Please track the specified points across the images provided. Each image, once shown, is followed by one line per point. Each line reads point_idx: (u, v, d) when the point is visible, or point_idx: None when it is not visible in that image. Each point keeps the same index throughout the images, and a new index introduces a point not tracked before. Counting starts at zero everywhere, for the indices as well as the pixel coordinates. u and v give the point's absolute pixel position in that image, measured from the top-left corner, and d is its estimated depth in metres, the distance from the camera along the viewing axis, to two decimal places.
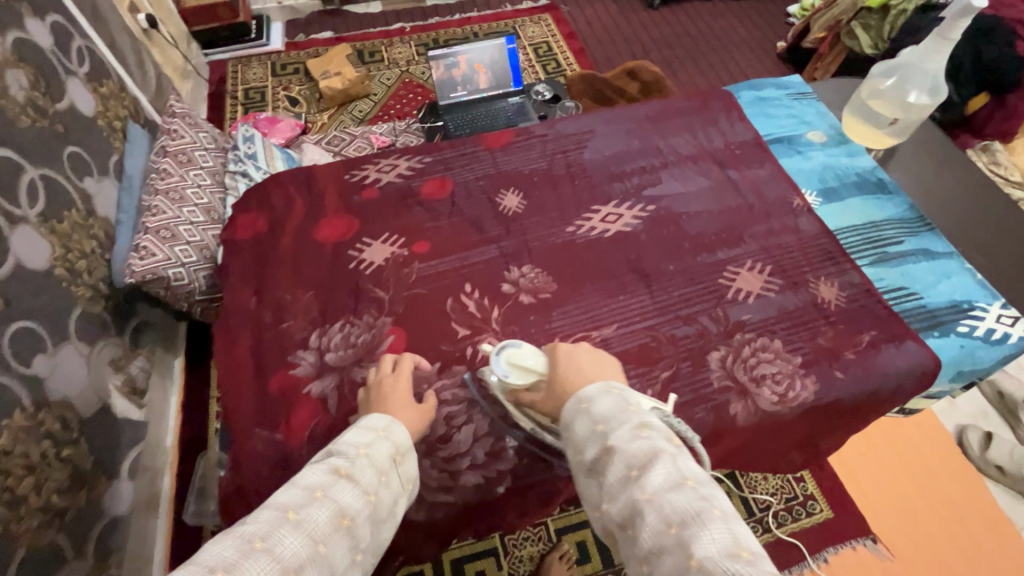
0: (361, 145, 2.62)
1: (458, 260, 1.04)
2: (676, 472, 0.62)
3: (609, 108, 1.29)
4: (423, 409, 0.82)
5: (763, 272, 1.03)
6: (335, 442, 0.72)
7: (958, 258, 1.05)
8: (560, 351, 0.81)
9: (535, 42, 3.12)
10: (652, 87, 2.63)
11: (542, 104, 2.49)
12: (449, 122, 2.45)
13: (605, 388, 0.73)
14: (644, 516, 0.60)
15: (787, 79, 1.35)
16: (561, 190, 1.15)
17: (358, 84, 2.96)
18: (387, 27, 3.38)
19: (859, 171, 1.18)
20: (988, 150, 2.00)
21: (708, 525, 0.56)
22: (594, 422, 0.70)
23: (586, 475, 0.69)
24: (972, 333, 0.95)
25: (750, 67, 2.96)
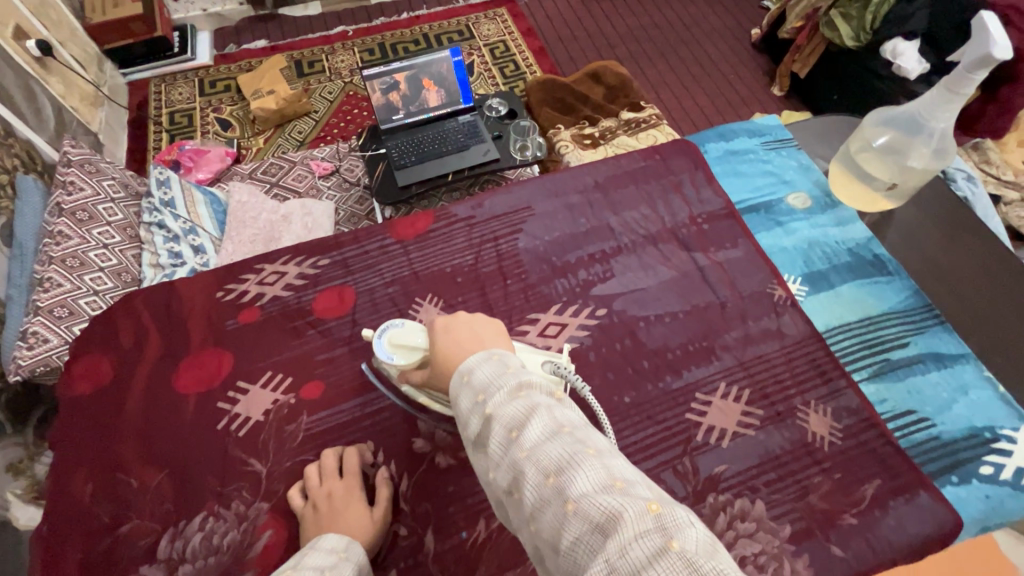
0: (302, 175, 2.11)
1: (358, 408, 0.82)
2: (554, 419, 0.51)
3: (550, 173, 1.07)
4: (377, 517, 0.71)
5: (740, 398, 0.83)
6: (291, 568, 0.59)
7: (975, 363, 0.86)
8: (436, 325, 0.69)
9: (490, 42, 2.73)
10: (617, 92, 2.33)
11: (498, 120, 2.11)
12: (392, 151, 1.98)
13: (485, 355, 0.60)
14: (523, 475, 0.48)
15: (760, 123, 1.14)
16: (492, 295, 0.93)
17: (296, 102, 2.38)
18: (328, 31, 2.75)
19: (852, 245, 0.98)
20: (978, 147, 1.82)
21: (584, 466, 0.46)
22: (474, 392, 0.57)
23: (468, 447, 0.56)
24: (998, 476, 0.77)
25: (725, 60, 2.67)
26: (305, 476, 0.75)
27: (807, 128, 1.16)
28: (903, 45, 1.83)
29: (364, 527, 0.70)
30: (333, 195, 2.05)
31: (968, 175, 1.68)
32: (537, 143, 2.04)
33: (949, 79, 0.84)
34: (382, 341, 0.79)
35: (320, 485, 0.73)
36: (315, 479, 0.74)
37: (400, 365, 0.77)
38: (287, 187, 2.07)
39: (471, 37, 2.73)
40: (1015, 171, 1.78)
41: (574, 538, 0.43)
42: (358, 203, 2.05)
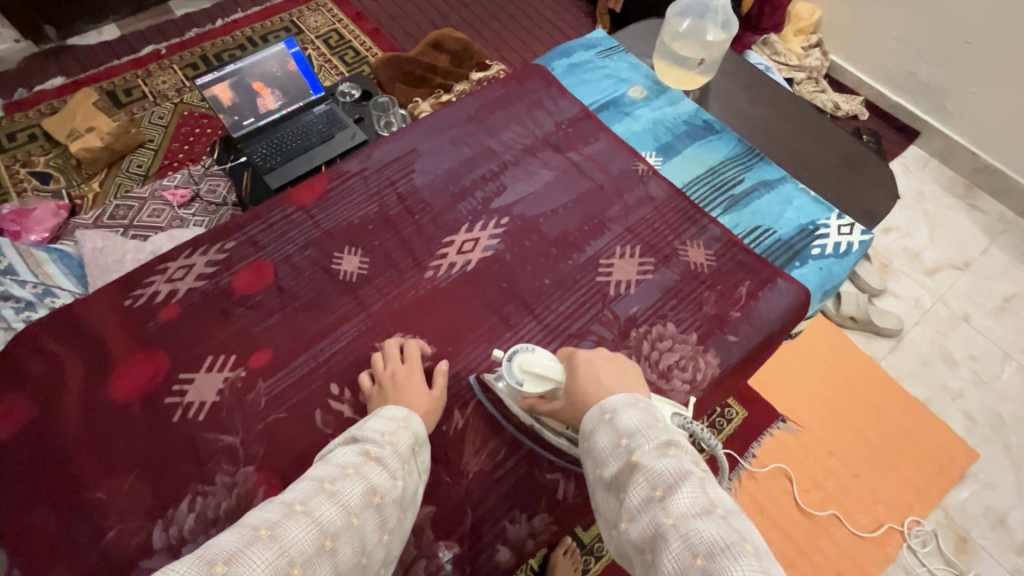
0: (158, 209, 1.96)
1: (312, 358, 0.86)
2: (707, 498, 0.56)
3: (425, 116, 1.14)
4: (436, 395, 0.80)
5: (634, 253, 0.99)
6: (358, 428, 0.71)
7: (792, 181, 1.10)
8: (577, 358, 0.76)
9: (322, 33, 2.65)
10: (461, 56, 2.45)
11: (355, 105, 2.09)
12: (253, 156, 1.82)
13: (630, 399, 0.68)
14: (666, 541, 0.53)
15: (590, 37, 1.30)
16: (405, 231, 1.00)
17: (124, 134, 2.11)
18: (136, 53, 2.39)
19: (685, 117, 1.18)
20: (767, 43, 2.15)
21: (740, 559, 0.49)
22: (619, 436, 0.64)
23: (606, 493, 0.64)
24: (824, 252, 1.01)
25: (548, 10, 2.87)
26: (371, 362, 0.84)
27: (631, 33, 1.33)
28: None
29: (425, 400, 0.78)
30: (201, 221, 1.92)
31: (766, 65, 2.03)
32: (400, 115, 2.09)
33: None
34: (511, 367, 0.78)
35: (384, 367, 0.82)
36: (381, 363, 0.83)
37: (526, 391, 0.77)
38: (145, 224, 1.92)
39: (300, 32, 2.63)
40: (799, 56, 2.15)
41: None
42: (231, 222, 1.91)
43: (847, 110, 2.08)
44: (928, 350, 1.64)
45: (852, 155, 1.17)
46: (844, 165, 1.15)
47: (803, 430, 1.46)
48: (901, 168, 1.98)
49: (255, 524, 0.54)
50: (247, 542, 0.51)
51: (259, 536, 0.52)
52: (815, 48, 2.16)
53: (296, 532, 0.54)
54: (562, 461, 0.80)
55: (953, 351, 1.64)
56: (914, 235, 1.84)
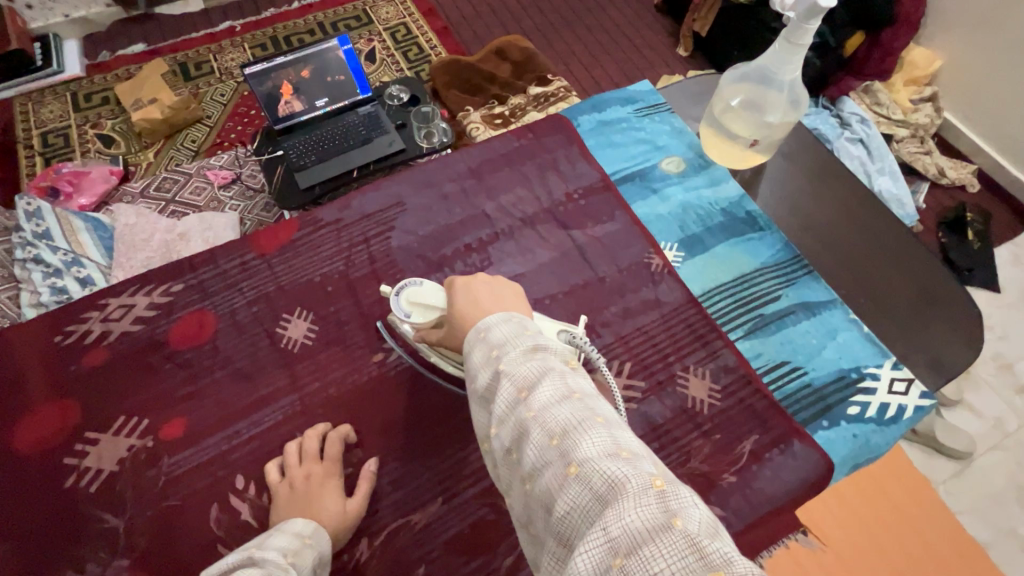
0: (201, 187, 1.86)
1: (225, 440, 0.77)
2: (568, 386, 0.52)
3: (421, 164, 1.01)
4: (352, 508, 0.70)
5: (623, 371, 0.83)
6: (254, 547, 0.59)
7: (841, 308, 0.89)
8: (457, 283, 0.69)
9: (390, 26, 2.50)
10: (523, 67, 2.24)
11: (400, 109, 1.91)
12: (290, 150, 1.73)
13: (506, 317, 0.61)
14: (528, 435, 0.49)
15: (632, 90, 1.12)
16: (365, 301, 0.88)
17: (184, 110, 2.04)
18: (212, 28, 2.36)
19: (724, 204, 0.99)
20: (868, 91, 1.85)
21: (592, 431, 0.46)
22: (490, 349, 0.58)
23: (477, 404, 0.58)
24: (863, 414, 0.80)
25: (631, 25, 2.63)
26: (284, 453, 0.74)
27: (680, 91, 1.16)
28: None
29: (338, 514, 0.68)
30: (235, 205, 1.80)
31: (862, 117, 1.77)
32: (443, 128, 1.87)
33: (787, 32, 0.84)
34: (400, 300, 0.78)
35: (298, 464, 0.72)
36: (294, 458, 0.73)
37: (416, 322, 0.76)
38: (184, 202, 1.82)
39: (368, 23, 2.50)
40: (906, 109, 1.84)
41: (572, 499, 0.43)
42: (261, 213, 1.79)
43: (954, 180, 1.77)
44: (999, 490, 1.36)
45: (933, 283, 0.93)
46: (919, 295, 0.92)
47: (827, 549, 1.21)
48: (1011, 256, 1.67)
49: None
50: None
51: None
52: (926, 103, 1.85)
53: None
54: None
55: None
56: (1011, 341, 1.55)
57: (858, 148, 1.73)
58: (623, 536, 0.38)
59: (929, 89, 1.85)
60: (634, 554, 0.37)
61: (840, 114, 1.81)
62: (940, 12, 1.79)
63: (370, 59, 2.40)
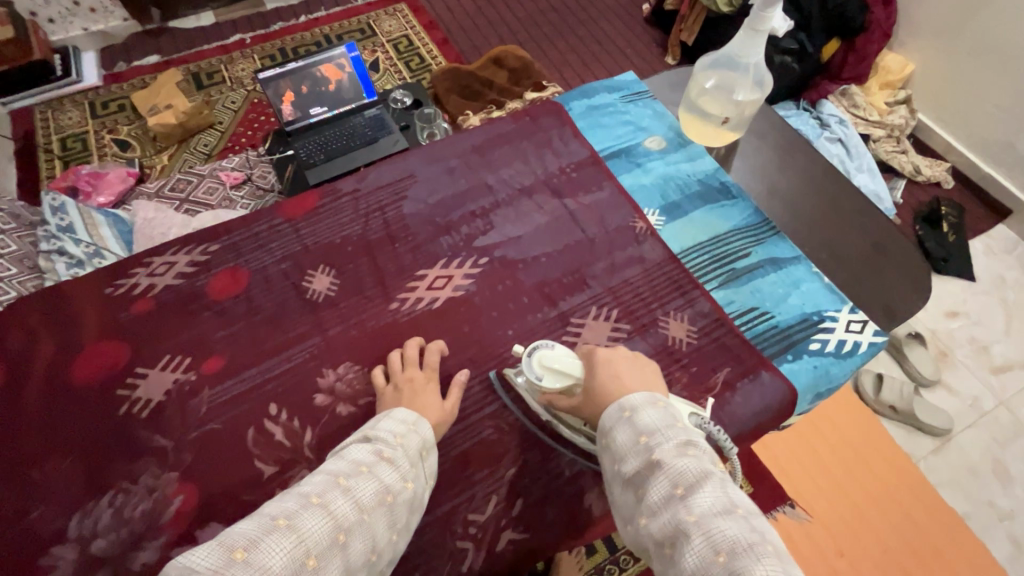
0: (213, 187, 1.98)
1: (258, 375, 0.86)
2: (728, 499, 0.56)
3: (429, 143, 1.13)
4: (448, 407, 0.80)
5: (610, 317, 0.93)
6: (370, 429, 0.72)
7: (805, 262, 1.00)
8: (598, 356, 0.76)
9: (392, 37, 2.66)
10: (520, 74, 2.40)
11: (403, 112, 2.07)
12: (300, 150, 1.86)
13: (651, 399, 0.69)
14: (687, 537, 0.54)
15: (619, 79, 1.25)
16: (380, 258, 0.99)
17: (197, 115, 2.17)
18: (223, 41, 2.50)
19: (700, 177, 1.11)
20: (846, 94, 1.99)
21: (762, 559, 0.49)
22: (637, 434, 0.65)
23: (623, 487, 0.64)
24: (824, 349, 0.91)
25: (619, 37, 2.78)
26: (388, 360, 0.87)
27: (665, 80, 1.27)
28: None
29: (438, 410, 0.79)
30: (247, 204, 1.93)
31: (840, 118, 1.91)
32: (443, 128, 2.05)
33: (751, 20, 0.95)
34: (532, 363, 0.80)
35: (401, 369, 0.84)
36: (398, 363, 0.85)
37: (547, 387, 0.79)
38: (198, 201, 1.94)
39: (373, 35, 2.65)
40: (881, 112, 1.98)
41: None
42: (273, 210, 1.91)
43: (930, 177, 1.90)
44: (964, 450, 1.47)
45: (885, 241, 1.04)
46: (873, 250, 1.03)
47: (812, 521, 1.30)
48: (983, 247, 1.80)
49: (273, 514, 0.55)
50: (266, 531, 0.52)
51: (276, 526, 0.53)
52: (902, 105, 1.99)
53: (314, 522, 0.55)
54: (476, 529, 0.76)
55: (1009, 465, 1.46)
56: (984, 325, 1.66)
57: (836, 146, 1.86)
58: None
59: (903, 93, 2.00)
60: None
61: (820, 116, 1.95)
62: (910, 20, 1.92)
63: (375, 68, 2.55)
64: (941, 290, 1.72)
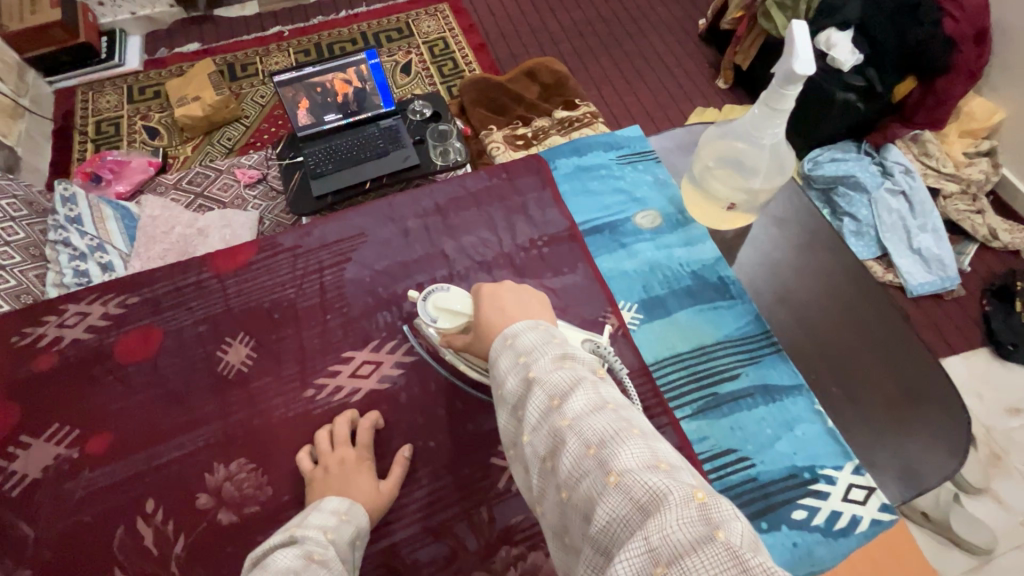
0: (228, 184, 1.82)
1: (145, 460, 0.77)
2: (600, 396, 0.50)
3: (388, 196, 1.01)
4: (390, 485, 0.73)
5: None
6: (297, 526, 0.63)
7: (806, 395, 0.81)
8: (484, 292, 0.69)
9: (429, 39, 2.42)
10: (553, 91, 2.12)
11: (420, 124, 1.83)
12: (309, 158, 1.71)
13: (532, 324, 0.61)
14: (562, 442, 0.48)
15: (620, 134, 1.08)
16: (308, 332, 0.88)
17: (224, 108, 2.05)
18: (263, 31, 2.38)
19: (695, 267, 0.93)
20: (917, 140, 1.70)
21: (629, 441, 0.45)
22: (517, 356, 0.57)
23: (506, 413, 0.56)
24: (810, 522, 0.72)
25: (673, 54, 2.46)
26: (316, 439, 0.77)
27: (675, 138, 1.09)
28: (838, 34, 1.57)
29: (371, 492, 0.71)
30: (258, 206, 1.75)
31: (906, 167, 1.63)
32: (459, 147, 1.77)
33: (767, 95, 0.77)
34: (426, 306, 0.80)
35: (330, 450, 0.75)
36: (326, 444, 0.75)
37: (444, 328, 0.78)
38: (212, 197, 1.79)
39: (409, 35, 2.42)
40: (957, 163, 1.68)
41: (612, 509, 0.41)
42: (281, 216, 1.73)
43: (1008, 244, 1.61)
44: None
45: (916, 382, 0.84)
46: (899, 395, 0.83)
47: None
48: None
49: None
50: None
51: None
52: (983, 157, 1.70)
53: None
54: None
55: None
56: None
57: (900, 200, 1.61)
58: (663, 547, 0.36)
59: (987, 142, 1.69)
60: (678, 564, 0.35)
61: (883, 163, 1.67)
62: (1003, 59, 1.62)
63: (404, 72, 2.33)
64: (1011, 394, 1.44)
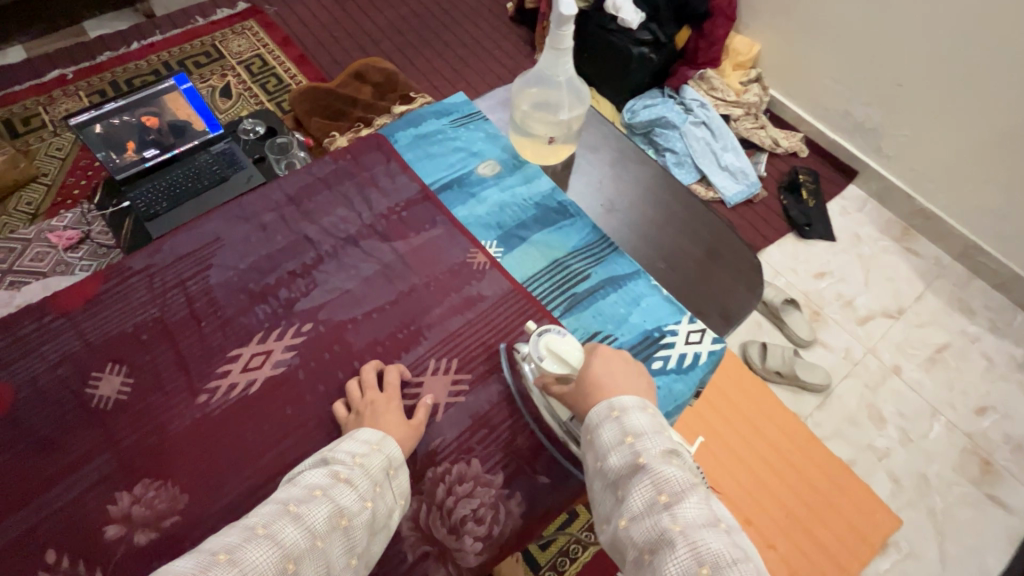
0: (44, 252, 1.62)
1: (28, 516, 0.71)
2: (712, 513, 0.58)
3: (233, 199, 1.00)
4: (416, 424, 0.78)
5: (450, 369, 0.87)
6: (331, 449, 0.71)
7: (644, 277, 0.99)
8: (596, 351, 0.78)
9: (242, 58, 2.31)
10: (385, 88, 2.10)
11: (257, 142, 1.73)
12: (136, 202, 1.51)
13: (641, 405, 0.70)
14: (670, 544, 0.55)
15: (448, 103, 1.19)
16: (185, 343, 0.86)
17: (13, 167, 1.78)
18: (40, 77, 2.09)
19: (538, 199, 1.07)
20: (704, 78, 2.03)
21: (745, 574, 0.52)
22: (623, 432, 0.66)
23: (605, 486, 0.65)
24: (666, 366, 0.90)
25: (489, 37, 2.62)
26: (347, 390, 0.82)
27: (495, 98, 1.23)
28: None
29: (403, 426, 0.77)
30: (87, 267, 1.57)
31: (701, 103, 1.97)
32: (303, 155, 1.71)
33: (551, 40, 0.91)
34: (539, 343, 0.82)
35: (360, 397, 0.80)
36: (356, 392, 0.81)
37: (547, 368, 0.80)
38: (26, 270, 1.59)
39: (217, 57, 2.29)
40: (737, 91, 2.03)
41: None
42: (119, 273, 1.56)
43: (788, 147, 1.98)
44: (854, 407, 1.53)
45: (720, 243, 1.07)
46: (707, 256, 1.05)
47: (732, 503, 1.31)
48: (839, 209, 1.89)
49: (214, 550, 0.56)
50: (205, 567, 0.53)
51: (217, 561, 0.54)
52: (754, 84, 2.04)
53: (258, 555, 0.56)
54: None
55: (881, 409, 1.54)
56: (848, 282, 1.76)
57: (700, 130, 1.93)
58: None
59: (754, 71, 2.04)
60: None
61: (683, 101, 2.00)
62: None
63: (224, 95, 2.20)
64: (809, 256, 1.80)
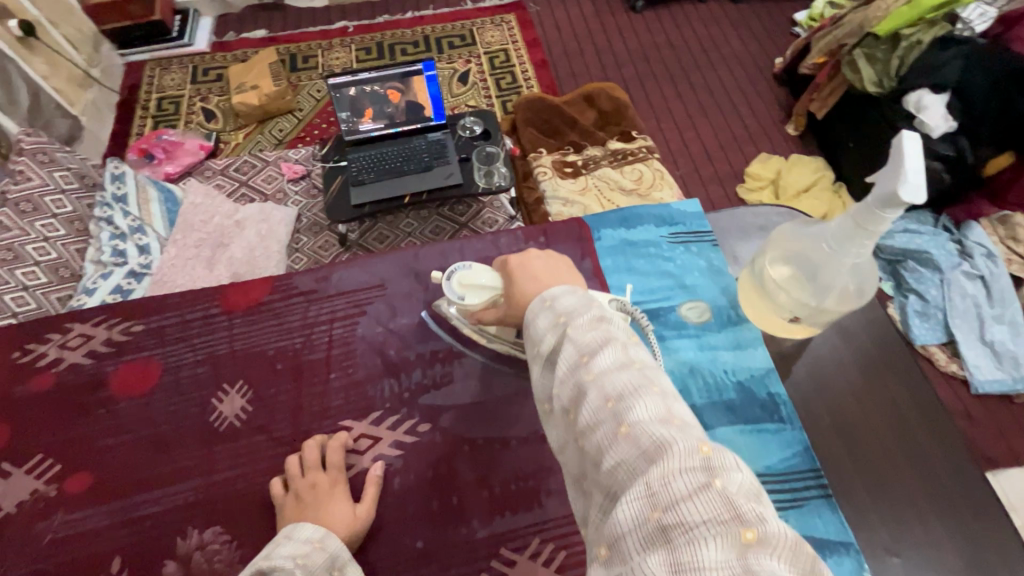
0: (272, 176, 1.73)
1: (116, 512, 0.73)
2: (626, 353, 0.48)
3: (411, 246, 0.94)
4: (360, 514, 0.69)
5: (551, 562, 0.70)
6: (265, 559, 0.60)
7: (853, 557, 0.69)
8: (511, 264, 0.66)
9: (488, 49, 2.32)
10: (610, 118, 1.86)
11: (468, 142, 1.61)
12: (352, 163, 1.54)
13: (571, 288, 0.58)
14: (585, 395, 0.46)
15: (675, 208, 1.00)
16: (307, 389, 0.81)
17: (279, 99, 1.99)
18: (328, 25, 2.33)
19: (742, 377, 0.82)
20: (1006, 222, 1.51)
21: (649, 398, 0.44)
22: (555, 314, 0.54)
23: (535, 364, 0.54)
24: None
25: (748, 89, 2.25)
26: (287, 466, 0.74)
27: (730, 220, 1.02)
28: (930, 96, 1.44)
29: (348, 518, 0.68)
30: (299, 201, 1.67)
31: (988, 250, 1.45)
32: (505, 172, 1.57)
33: (863, 214, 0.65)
34: (451, 285, 0.76)
35: (301, 477, 0.71)
36: (297, 471, 0.72)
37: (470, 305, 0.74)
38: (255, 188, 1.71)
39: (468, 43, 2.33)
40: None
41: (623, 460, 0.41)
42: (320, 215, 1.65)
43: None
44: None
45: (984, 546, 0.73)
46: None
47: None
48: None
49: None
50: None
51: None
52: None
53: None
54: None
55: None
56: None
57: (975, 286, 1.43)
58: (664, 496, 0.37)
59: None
60: (674, 511, 0.36)
61: (963, 241, 1.49)
62: None
63: (461, 81, 2.24)
64: None
